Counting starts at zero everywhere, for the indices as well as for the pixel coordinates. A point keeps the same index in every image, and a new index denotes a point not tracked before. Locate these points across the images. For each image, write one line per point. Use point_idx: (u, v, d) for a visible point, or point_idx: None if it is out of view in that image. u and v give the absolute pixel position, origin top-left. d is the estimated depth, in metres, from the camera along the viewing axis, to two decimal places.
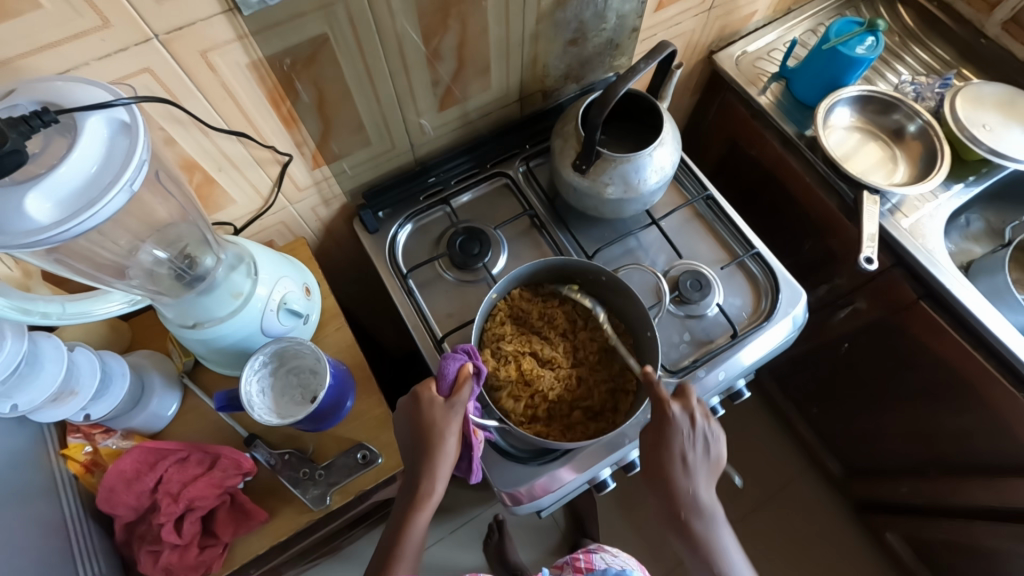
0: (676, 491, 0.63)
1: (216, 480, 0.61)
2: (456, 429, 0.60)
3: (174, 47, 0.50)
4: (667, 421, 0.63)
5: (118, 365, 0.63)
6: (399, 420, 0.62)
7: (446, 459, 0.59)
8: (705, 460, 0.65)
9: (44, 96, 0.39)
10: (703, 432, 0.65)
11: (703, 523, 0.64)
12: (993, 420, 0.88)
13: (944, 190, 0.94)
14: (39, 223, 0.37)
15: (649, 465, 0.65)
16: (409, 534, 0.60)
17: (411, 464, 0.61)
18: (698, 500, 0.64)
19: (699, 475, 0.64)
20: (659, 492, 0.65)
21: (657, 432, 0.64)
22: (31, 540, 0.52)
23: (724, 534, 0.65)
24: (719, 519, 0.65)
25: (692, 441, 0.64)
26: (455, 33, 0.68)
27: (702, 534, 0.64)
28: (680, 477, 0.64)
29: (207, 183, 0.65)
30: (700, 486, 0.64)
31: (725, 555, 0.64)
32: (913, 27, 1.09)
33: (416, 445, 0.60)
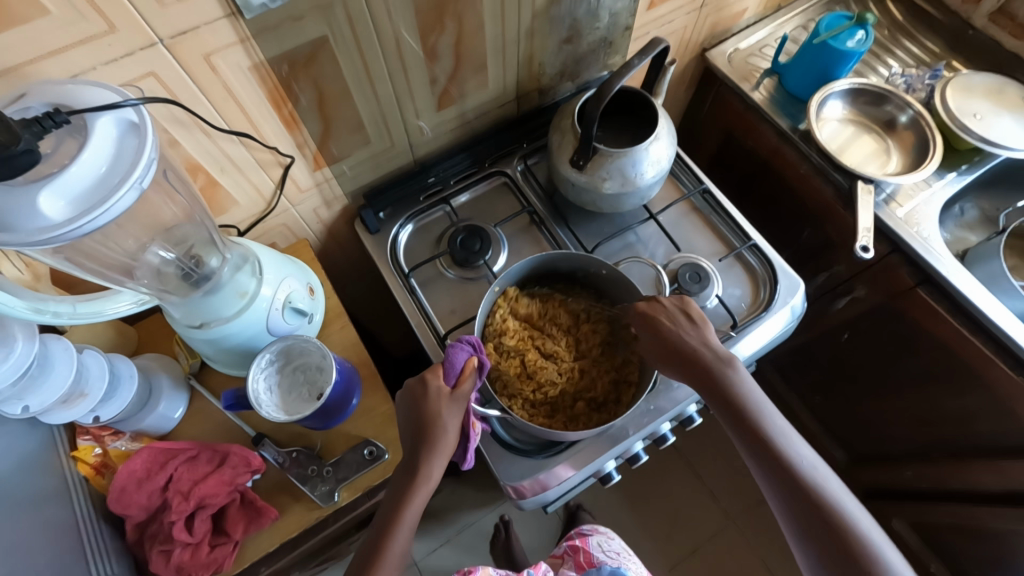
0: (685, 353, 0.66)
1: (226, 477, 0.62)
2: (457, 418, 0.60)
3: (178, 50, 0.51)
4: (644, 308, 0.68)
5: (126, 368, 0.63)
6: (402, 403, 0.62)
7: (445, 444, 0.60)
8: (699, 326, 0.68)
9: (56, 98, 0.40)
10: (685, 306, 0.69)
11: (726, 373, 0.65)
12: (993, 402, 0.89)
13: (938, 179, 0.95)
14: (52, 221, 0.38)
15: (649, 348, 0.68)
16: (402, 519, 0.60)
17: (410, 450, 0.62)
18: (714, 354, 0.67)
19: (704, 331, 0.68)
20: (670, 364, 0.67)
21: (643, 317, 0.68)
22: (44, 540, 0.53)
23: (750, 385, 0.65)
24: (743, 370, 0.66)
25: (676, 314, 0.68)
26: (451, 33, 0.69)
27: (725, 385, 0.65)
28: (682, 342, 0.67)
29: (211, 186, 0.66)
30: (707, 342, 0.67)
31: (754, 404, 0.64)
32: (902, 20, 1.10)
33: (416, 432, 0.61)
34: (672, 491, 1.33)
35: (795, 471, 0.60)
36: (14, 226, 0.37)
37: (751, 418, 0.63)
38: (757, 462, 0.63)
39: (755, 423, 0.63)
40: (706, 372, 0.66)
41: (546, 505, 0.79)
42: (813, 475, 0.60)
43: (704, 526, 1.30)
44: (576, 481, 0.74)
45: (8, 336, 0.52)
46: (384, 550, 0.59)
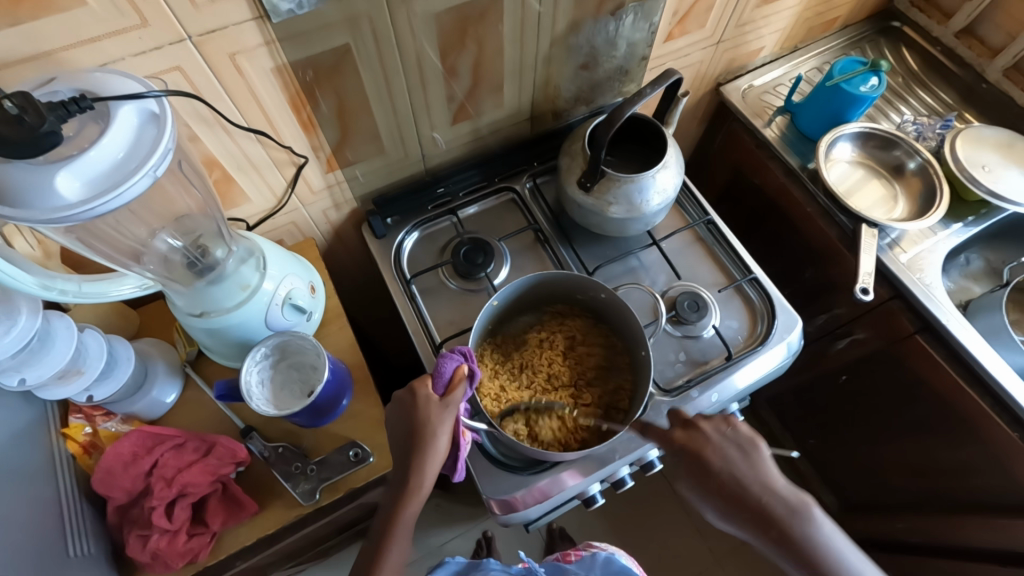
0: (750, 495, 0.60)
1: (211, 468, 0.62)
2: (450, 428, 0.61)
3: (205, 48, 0.53)
4: (685, 441, 0.64)
5: (124, 350, 0.64)
6: (392, 412, 0.63)
7: (434, 457, 0.60)
8: (749, 459, 0.62)
9: (83, 85, 0.42)
10: (735, 434, 0.64)
11: (799, 521, 0.59)
12: (989, 459, 0.88)
13: (943, 228, 0.95)
14: (66, 201, 0.39)
15: (704, 489, 0.62)
16: (398, 526, 0.61)
17: (399, 457, 0.62)
18: (782, 502, 0.60)
19: (761, 467, 0.62)
20: (729, 511, 0.61)
21: (692, 453, 0.63)
22: (27, 514, 0.53)
23: (829, 533, 0.59)
24: (817, 515, 0.59)
25: (729, 448, 0.63)
26: (471, 51, 0.71)
27: (803, 535, 0.58)
28: (742, 483, 0.61)
29: (225, 180, 0.68)
30: (772, 479, 0.61)
31: (835, 552, 0.58)
32: (917, 70, 1.12)
33: (404, 437, 0.61)
34: (659, 521, 1.32)
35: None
36: (28, 203, 0.38)
37: (836, 570, 0.57)
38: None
39: (841, 574, 0.57)
40: (774, 527, 0.59)
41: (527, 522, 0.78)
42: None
43: (689, 560, 1.28)
44: (558, 501, 0.74)
45: (12, 310, 0.53)
46: (384, 558, 0.60)
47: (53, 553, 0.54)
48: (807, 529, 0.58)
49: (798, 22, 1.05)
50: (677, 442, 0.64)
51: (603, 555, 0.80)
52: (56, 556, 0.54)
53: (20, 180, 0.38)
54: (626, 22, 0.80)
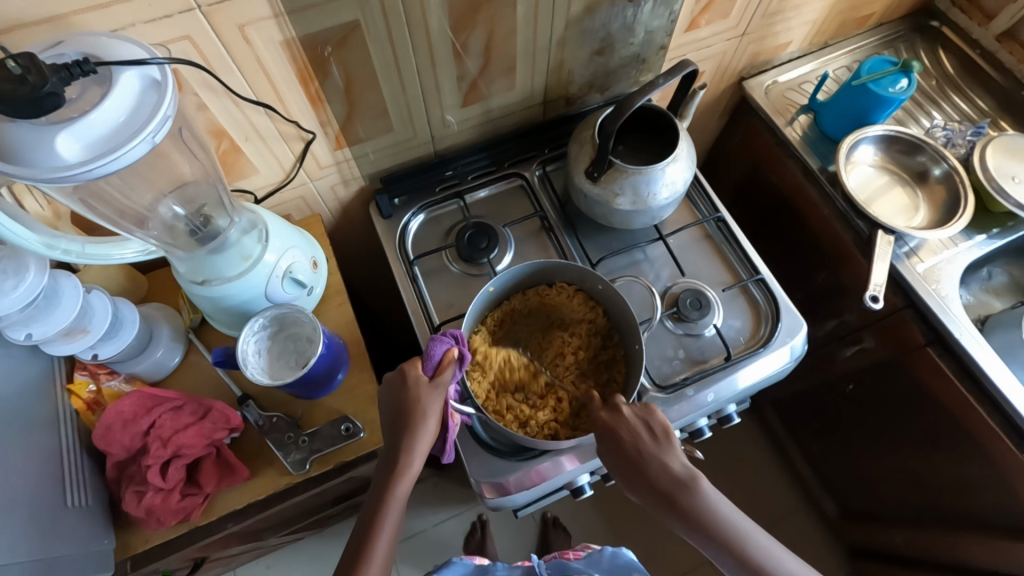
0: (656, 477, 0.61)
1: (206, 431, 0.64)
2: (439, 409, 0.62)
3: (214, 17, 0.54)
4: (607, 420, 0.63)
5: (130, 313, 0.66)
6: (383, 393, 0.63)
7: (426, 437, 0.61)
8: (657, 441, 0.62)
9: (88, 48, 0.43)
10: (648, 419, 0.62)
11: (694, 496, 0.60)
12: (994, 477, 0.85)
13: (965, 239, 0.92)
14: (66, 161, 0.40)
15: (613, 468, 0.62)
16: (390, 505, 0.61)
17: (390, 437, 0.63)
18: (676, 478, 0.61)
19: (665, 449, 0.61)
20: (631, 483, 0.62)
21: (605, 435, 0.62)
22: (29, 462, 0.56)
23: (720, 505, 0.60)
24: (708, 490, 0.60)
25: (637, 431, 0.62)
26: (482, 31, 0.70)
27: (699, 510, 0.59)
28: (647, 466, 0.61)
29: (233, 152, 0.69)
30: (675, 458, 0.61)
31: (728, 525, 0.59)
32: (953, 73, 1.07)
33: (395, 415, 0.62)
34: (654, 516, 1.32)
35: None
36: (31, 162, 0.40)
37: (728, 539, 0.59)
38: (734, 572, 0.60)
39: (731, 542, 0.59)
40: (666, 500, 0.60)
41: (517, 508, 0.79)
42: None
43: (681, 558, 1.28)
44: (547, 489, 0.74)
45: (21, 266, 0.54)
46: (375, 540, 0.60)
47: (52, 502, 0.56)
48: (698, 504, 0.60)
49: (828, 17, 1.02)
50: (597, 424, 0.64)
51: (609, 551, 0.83)
52: (54, 506, 0.57)
53: (24, 140, 0.39)
54: (645, 9, 0.79)
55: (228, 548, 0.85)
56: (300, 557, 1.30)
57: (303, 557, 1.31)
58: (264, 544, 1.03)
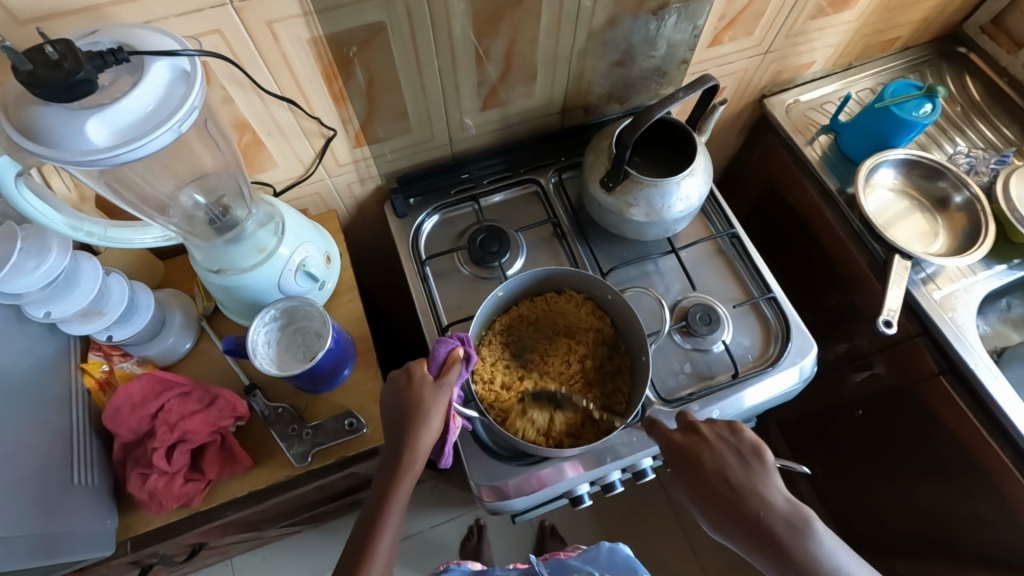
0: (751, 509, 0.59)
1: (211, 418, 0.65)
2: (443, 409, 0.62)
3: (244, 13, 0.55)
4: (686, 444, 0.63)
5: (145, 298, 0.68)
6: (387, 390, 0.63)
7: (428, 436, 0.61)
8: (750, 468, 0.61)
9: (122, 38, 0.44)
10: (738, 441, 0.62)
11: (795, 534, 0.57)
12: (1003, 513, 0.83)
13: (984, 268, 0.90)
14: (94, 146, 0.41)
15: (703, 498, 0.62)
16: (392, 504, 0.61)
17: (392, 434, 0.63)
18: (778, 513, 0.58)
19: (761, 476, 0.60)
20: (724, 516, 0.60)
21: (688, 458, 0.63)
22: (39, 439, 0.57)
23: (829, 546, 0.56)
24: (818, 530, 0.57)
25: (731, 456, 0.62)
26: (505, 38, 0.71)
27: (802, 549, 0.56)
28: (741, 498, 0.60)
29: (255, 145, 0.70)
30: (773, 490, 0.60)
31: (837, 570, 0.55)
32: (978, 99, 1.06)
33: (398, 413, 0.62)
34: (653, 531, 1.30)
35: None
36: (61, 145, 0.41)
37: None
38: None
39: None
40: (769, 539, 0.57)
41: (515, 512, 0.79)
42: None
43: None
44: (545, 496, 0.74)
45: (44, 247, 0.56)
46: (377, 538, 0.60)
47: (59, 479, 0.57)
48: (804, 544, 0.56)
49: (853, 38, 1.01)
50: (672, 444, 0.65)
51: (607, 546, 0.84)
52: (61, 482, 0.58)
53: (55, 123, 0.41)
54: (668, 23, 0.79)
55: (226, 536, 0.86)
56: (296, 550, 1.31)
57: (299, 550, 1.31)
58: (261, 534, 1.03)
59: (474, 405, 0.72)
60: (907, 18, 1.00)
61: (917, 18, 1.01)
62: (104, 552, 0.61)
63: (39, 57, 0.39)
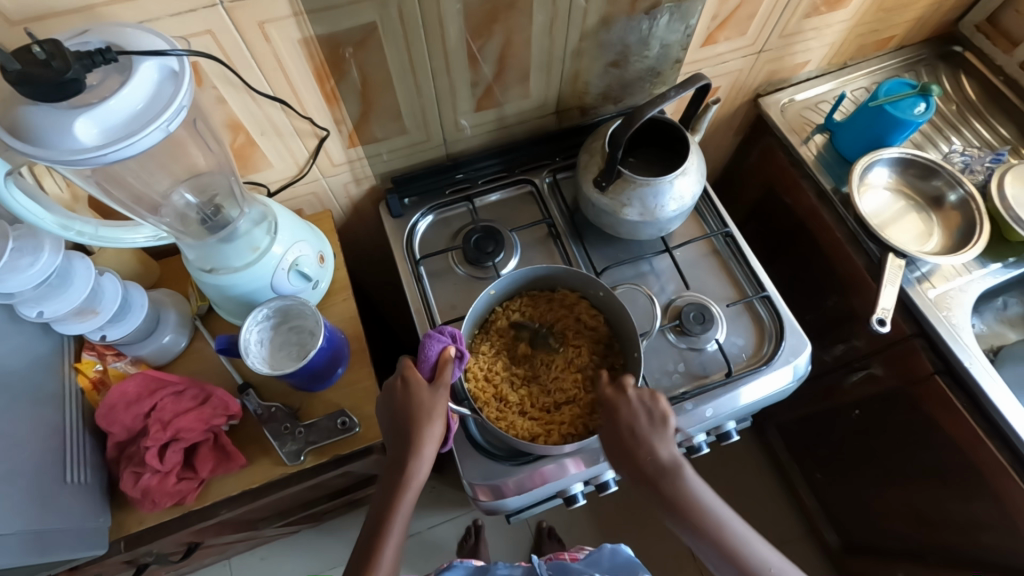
0: (646, 461, 0.63)
1: (204, 416, 0.65)
2: (444, 412, 0.62)
3: (236, 14, 0.55)
4: (611, 400, 0.64)
5: (139, 297, 0.68)
6: (384, 393, 0.63)
7: (430, 440, 0.61)
8: (654, 428, 0.63)
9: (111, 38, 0.45)
10: (651, 405, 0.63)
11: (678, 481, 0.63)
12: (1000, 514, 0.83)
13: (979, 267, 0.90)
14: (83, 145, 0.41)
15: (607, 446, 0.65)
16: (397, 508, 0.61)
17: (393, 438, 0.63)
18: (662, 465, 0.63)
19: (660, 435, 0.63)
20: (620, 463, 0.64)
21: (605, 412, 0.65)
22: (33, 437, 0.57)
23: (701, 491, 0.63)
24: (693, 478, 0.63)
25: (636, 413, 0.63)
26: (498, 38, 0.71)
27: (682, 494, 0.62)
28: (638, 451, 0.63)
29: (248, 145, 0.70)
30: (666, 447, 0.63)
31: (708, 514, 0.62)
32: (974, 99, 1.06)
33: (397, 416, 0.62)
34: (650, 532, 1.30)
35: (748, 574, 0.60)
36: (50, 143, 0.41)
37: (705, 523, 0.62)
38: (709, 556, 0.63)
39: (709, 529, 0.62)
40: (650, 484, 0.63)
41: (511, 512, 0.79)
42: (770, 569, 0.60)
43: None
44: (541, 494, 0.74)
45: (37, 246, 0.56)
46: (383, 540, 0.61)
47: (53, 477, 0.58)
48: (679, 489, 0.62)
49: (849, 38, 1.01)
50: (602, 399, 0.66)
51: (609, 548, 0.84)
52: (55, 481, 0.58)
53: (44, 122, 0.41)
54: (661, 23, 0.79)
55: (221, 536, 0.86)
56: (294, 550, 1.31)
57: (297, 551, 1.32)
58: (257, 534, 1.04)
59: (467, 405, 0.72)
60: (902, 17, 1.00)
61: (912, 18, 1.01)
62: (98, 551, 0.61)
63: (27, 56, 0.39)
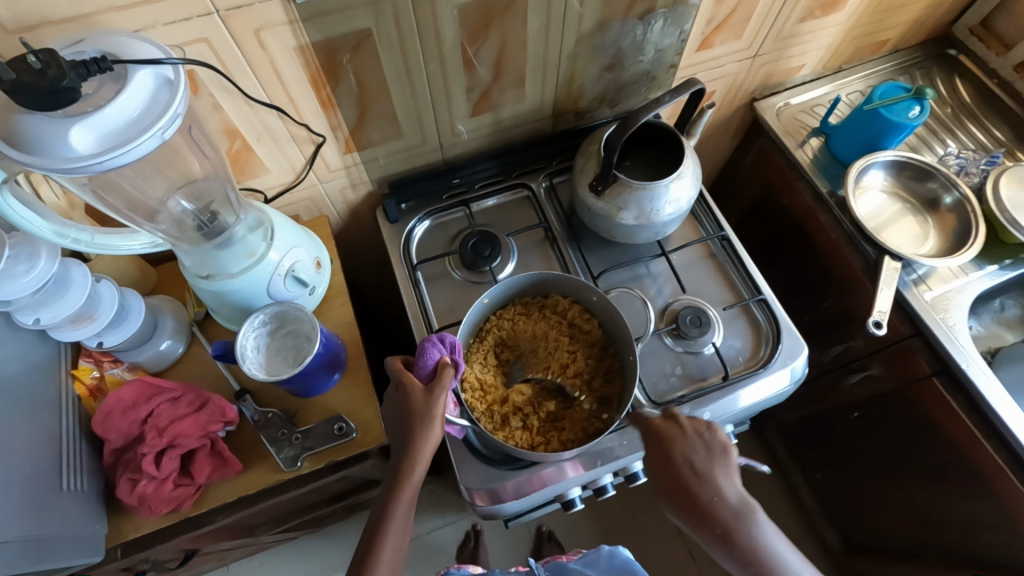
0: (706, 500, 0.59)
1: (201, 423, 0.65)
2: (443, 415, 0.61)
3: (231, 22, 0.56)
4: (660, 428, 0.63)
5: (136, 304, 0.68)
6: (392, 393, 0.63)
7: (430, 442, 0.59)
8: (715, 461, 0.60)
9: (107, 47, 0.45)
10: (710, 437, 0.62)
11: (744, 524, 0.58)
12: (1001, 515, 0.83)
13: (976, 268, 0.90)
14: (78, 152, 0.42)
15: (662, 485, 0.62)
16: (394, 509, 0.59)
17: (396, 439, 0.62)
18: (729, 507, 0.58)
19: (721, 470, 0.60)
20: (678, 505, 0.60)
21: (656, 443, 0.63)
22: (29, 444, 0.57)
23: (770, 537, 0.58)
24: (763, 521, 0.58)
25: (693, 445, 0.61)
26: (493, 43, 0.72)
27: (750, 539, 0.57)
28: (698, 488, 0.59)
29: (245, 151, 0.71)
30: (729, 482, 0.59)
31: (781, 566, 0.57)
32: (969, 101, 1.06)
33: (401, 416, 0.61)
34: (650, 535, 1.30)
35: None
36: (45, 152, 0.41)
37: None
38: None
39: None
40: (718, 529, 0.58)
41: (508, 516, 0.79)
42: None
43: None
44: (539, 498, 0.74)
45: (33, 252, 0.56)
46: (380, 545, 0.58)
47: (49, 484, 0.58)
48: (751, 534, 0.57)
49: (843, 41, 1.02)
50: (645, 429, 0.65)
51: (607, 550, 0.84)
52: (51, 488, 0.58)
53: (39, 131, 0.41)
54: (655, 27, 0.80)
55: (220, 541, 0.86)
56: (293, 556, 1.31)
57: (296, 557, 1.31)
58: (256, 540, 1.03)
59: (463, 411, 0.72)
60: (896, 20, 1.01)
61: (906, 21, 1.02)
62: (95, 558, 0.61)
63: (22, 65, 0.39)
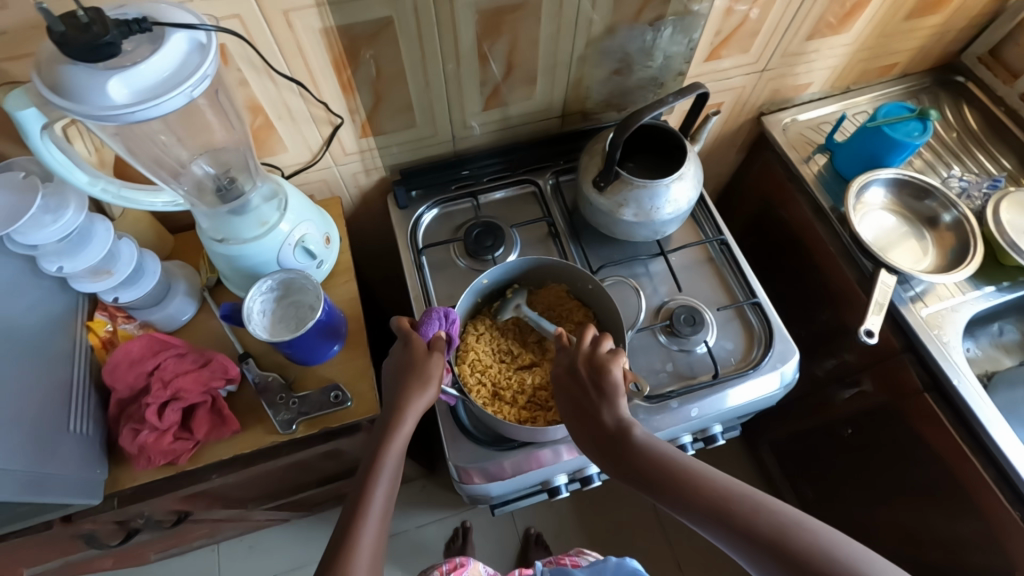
0: (597, 423, 0.61)
1: (204, 378, 0.68)
2: (440, 379, 0.63)
3: (263, 2, 0.60)
4: (560, 377, 0.65)
5: (152, 265, 0.72)
6: (395, 349, 0.66)
7: (422, 398, 0.62)
8: (596, 389, 0.61)
9: (148, 12, 0.49)
10: (590, 367, 0.62)
11: (634, 445, 0.58)
12: (987, 537, 0.82)
13: (973, 288, 0.91)
14: (114, 102, 0.45)
15: (569, 428, 0.64)
16: (385, 459, 0.60)
17: (391, 395, 0.64)
18: (610, 428, 0.60)
19: (601, 398, 0.61)
20: (584, 442, 0.62)
21: (559, 392, 0.65)
22: (42, 384, 0.60)
23: (658, 450, 0.57)
24: (641, 435, 0.59)
25: (579, 384, 0.63)
26: (507, 39, 0.75)
27: (645, 456, 0.57)
28: (591, 422, 0.61)
29: (266, 127, 0.75)
30: (614, 413, 0.60)
31: (673, 474, 0.55)
32: (975, 128, 1.08)
33: (398, 370, 0.64)
34: (638, 546, 1.29)
35: (749, 534, 0.50)
36: (85, 100, 0.45)
37: (670, 483, 0.55)
38: (711, 533, 0.53)
39: (688, 498, 0.54)
40: (611, 456, 0.60)
41: (494, 500, 0.80)
42: (776, 531, 0.49)
43: None
44: (525, 483, 0.76)
45: (62, 204, 0.60)
46: (371, 493, 0.57)
47: (57, 423, 0.61)
48: (631, 450, 0.58)
49: (850, 62, 1.04)
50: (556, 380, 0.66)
51: (614, 560, 0.82)
52: (59, 427, 0.61)
53: (80, 81, 0.45)
54: (664, 34, 0.83)
55: (211, 508, 0.89)
56: (281, 539, 1.33)
57: (284, 541, 1.33)
58: (245, 515, 1.05)
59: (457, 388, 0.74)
60: (904, 45, 1.03)
61: (913, 46, 1.05)
62: (92, 500, 0.64)
63: (72, 20, 0.44)
